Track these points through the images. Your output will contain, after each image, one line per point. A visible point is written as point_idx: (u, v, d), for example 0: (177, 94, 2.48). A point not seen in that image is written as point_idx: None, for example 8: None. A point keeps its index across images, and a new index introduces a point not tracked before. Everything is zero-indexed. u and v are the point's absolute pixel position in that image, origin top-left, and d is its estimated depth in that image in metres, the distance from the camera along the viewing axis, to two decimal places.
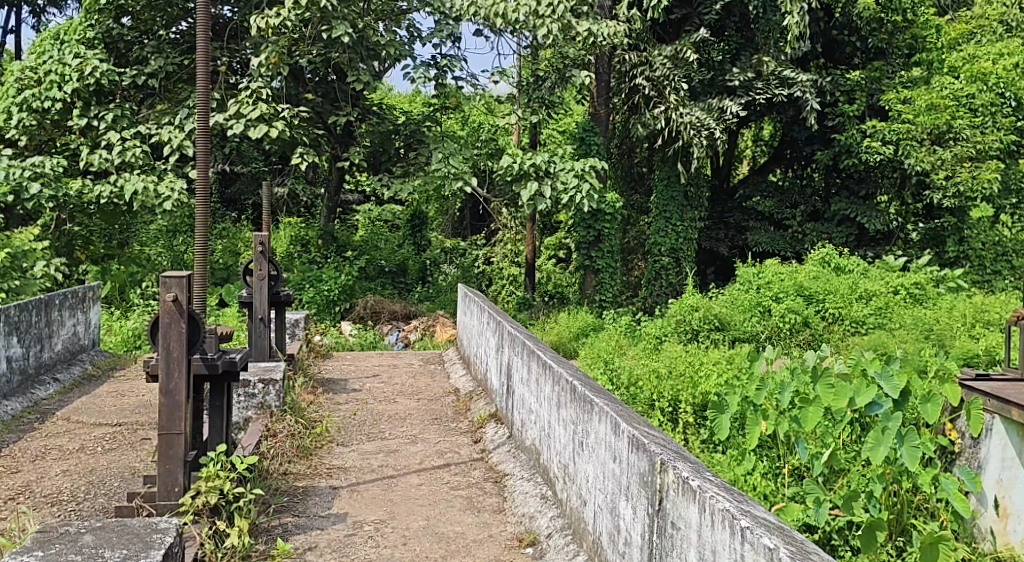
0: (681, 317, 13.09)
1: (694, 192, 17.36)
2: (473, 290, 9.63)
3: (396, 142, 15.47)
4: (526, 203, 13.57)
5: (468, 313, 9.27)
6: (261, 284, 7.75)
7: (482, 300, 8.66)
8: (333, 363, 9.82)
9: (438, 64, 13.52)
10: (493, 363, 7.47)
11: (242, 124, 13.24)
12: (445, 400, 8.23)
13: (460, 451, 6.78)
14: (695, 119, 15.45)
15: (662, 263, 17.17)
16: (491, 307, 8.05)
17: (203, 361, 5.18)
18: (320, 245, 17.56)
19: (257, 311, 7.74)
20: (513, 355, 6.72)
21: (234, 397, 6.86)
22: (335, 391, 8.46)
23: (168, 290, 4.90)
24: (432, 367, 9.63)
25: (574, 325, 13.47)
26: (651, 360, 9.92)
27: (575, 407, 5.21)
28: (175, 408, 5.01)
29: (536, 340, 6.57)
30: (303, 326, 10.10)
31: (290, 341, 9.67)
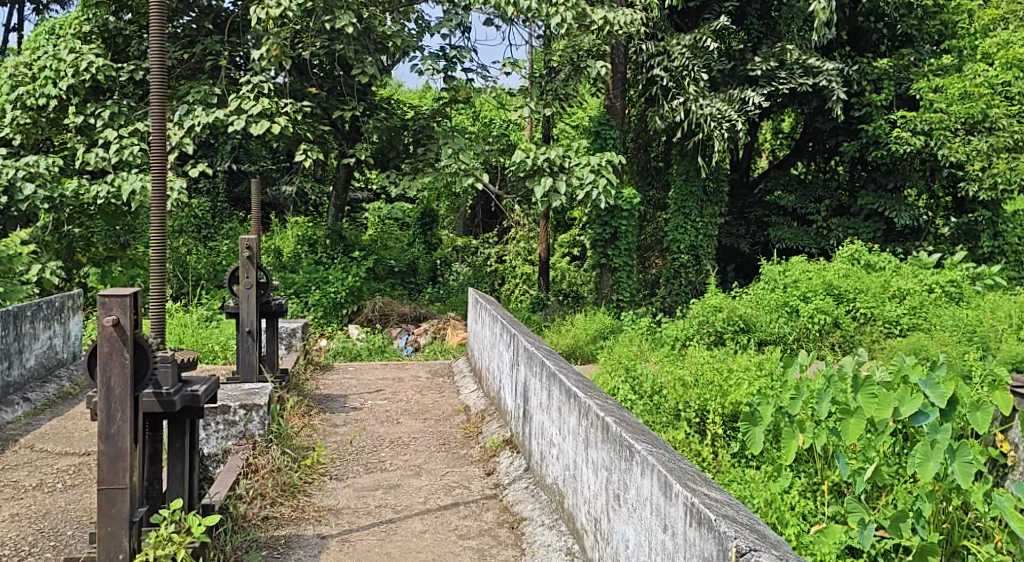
0: (704, 319, 12.54)
1: (714, 187, 16.72)
2: (484, 296, 9.02)
3: (405, 139, 14.96)
4: (540, 199, 12.97)
5: (479, 321, 8.67)
6: (248, 294, 7.28)
7: (495, 309, 8.08)
8: (332, 376, 9.22)
9: (447, 56, 12.91)
10: (507, 381, 6.90)
11: (243, 120, 12.64)
12: (453, 420, 7.65)
13: (470, 487, 6.19)
14: (715, 110, 14.80)
15: (681, 261, 16.52)
16: (504, 317, 7.48)
17: (157, 399, 4.73)
18: (327, 244, 17.02)
19: (245, 324, 7.27)
20: (529, 375, 6.15)
21: (211, 427, 6.25)
22: (333, 411, 7.90)
23: (108, 312, 4.50)
24: (440, 380, 9.05)
25: (592, 326, 12.87)
26: (674, 368, 9.28)
27: (609, 451, 4.65)
28: (117, 458, 4.58)
29: (556, 358, 6.01)
30: (301, 335, 9.56)
31: (286, 353, 9.15)
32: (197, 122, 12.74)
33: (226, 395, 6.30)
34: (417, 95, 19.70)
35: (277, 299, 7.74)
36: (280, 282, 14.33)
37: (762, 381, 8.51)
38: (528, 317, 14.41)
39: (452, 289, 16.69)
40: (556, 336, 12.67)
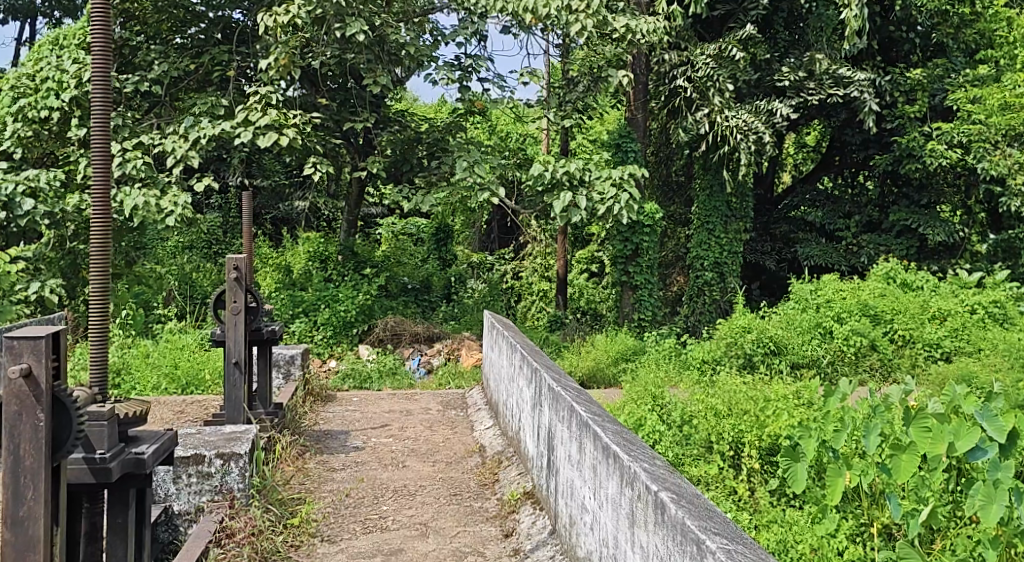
0: (733, 339, 11.90)
1: (740, 202, 16.00)
2: (501, 322, 8.40)
3: (419, 152, 14.42)
4: (559, 214, 12.32)
5: (495, 349, 8.06)
6: (236, 322, 6.74)
7: (514, 336, 7.48)
8: (334, 410, 8.63)
9: (462, 65, 12.33)
10: (528, 424, 6.28)
11: (250, 132, 12.06)
12: (467, 463, 7.05)
13: (488, 552, 5.59)
14: (742, 122, 14.17)
15: (706, 278, 15.83)
16: (524, 347, 6.88)
17: (87, 466, 4.26)
18: (339, 261, 16.45)
19: (230, 355, 6.76)
20: (554, 419, 5.55)
21: (184, 479, 5.66)
22: (333, 452, 7.31)
23: (20, 362, 3.86)
24: (452, 414, 8.45)
25: (613, 348, 12.23)
26: (703, 395, 8.62)
27: (660, 534, 4.03)
28: (30, 545, 3.91)
29: (586, 403, 5.38)
30: (302, 363, 8.92)
31: (284, 384, 8.57)
32: (202, 134, 12.21)
33: (202, 443, 5.71)
34: (432, 108, 19.15)
35: (270, 326, 7.24)
36: (288, 300, 13.72)
37: (798, 411, 7.85)
38: (547, 336, 13.78)
39: (467, 307, 16.09)
40: (577, 358, 12.03)
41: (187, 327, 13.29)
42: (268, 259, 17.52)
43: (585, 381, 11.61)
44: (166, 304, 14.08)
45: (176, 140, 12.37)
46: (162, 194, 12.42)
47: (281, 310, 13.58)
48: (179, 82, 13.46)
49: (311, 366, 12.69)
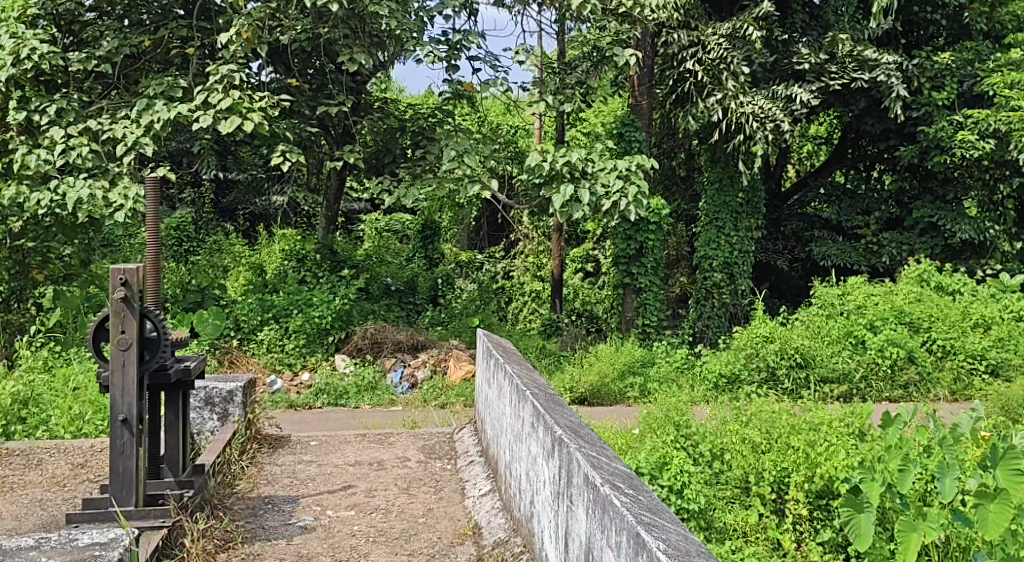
0: (755, 349, 10.64)
1: (751, 197, 14.72)
2: (500, 350, 7.05)
3: (403, 141, 13.11)
4: (559, 211, 10.80)
5: (495, 386, 6.71)
6: (124, 368, 5.59)
7: (521, 376, 6.11)
8: (284, 462, 7.30)
9: (450, 41, 10.97)
10: (549, 519, 4.95)
11: (210, 115, 10.71)
12: (459, 555, 5.72)
13: None
14: (758, 108, 12.91)
15: (715, 280, 14.49)
16: (539, 399, 5.52)
17: None
18: (316, 260, 15.13)
19: (117, 411, 5.60)
20: (600, 538, 4.24)
21: None
22: (279, 539, 5.95)
23: None
24: (435, 468, 7.13)
25: (620, 359, 10.94)
26: (730, 421, 7.26)
27: None
28: None
29: (649, 523, 4.07)
30: (248, 396, 7.56)
31: (222, 431, 7.23)
32: (154, 118, 10.88)
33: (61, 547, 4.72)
34: (419, 96, 17.88)
35: (179, 366, 6.05)
36: (256, 305, 12.31)
37: (849, 448, 6.54)
38: (546, 345, 12.43)
39: (455, 311, 14.75)
40: (579, 371, 10.70)
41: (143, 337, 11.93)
42: (240, 260, 16.16)
43: (589, 398, 10.29)
44: None
45: (127, 126, 11.08)
46: (112, 186, 11.08)
47: (248, 317, 12.18)
48: (135, 64, 12.14)
49: (280, 380, 11.39)
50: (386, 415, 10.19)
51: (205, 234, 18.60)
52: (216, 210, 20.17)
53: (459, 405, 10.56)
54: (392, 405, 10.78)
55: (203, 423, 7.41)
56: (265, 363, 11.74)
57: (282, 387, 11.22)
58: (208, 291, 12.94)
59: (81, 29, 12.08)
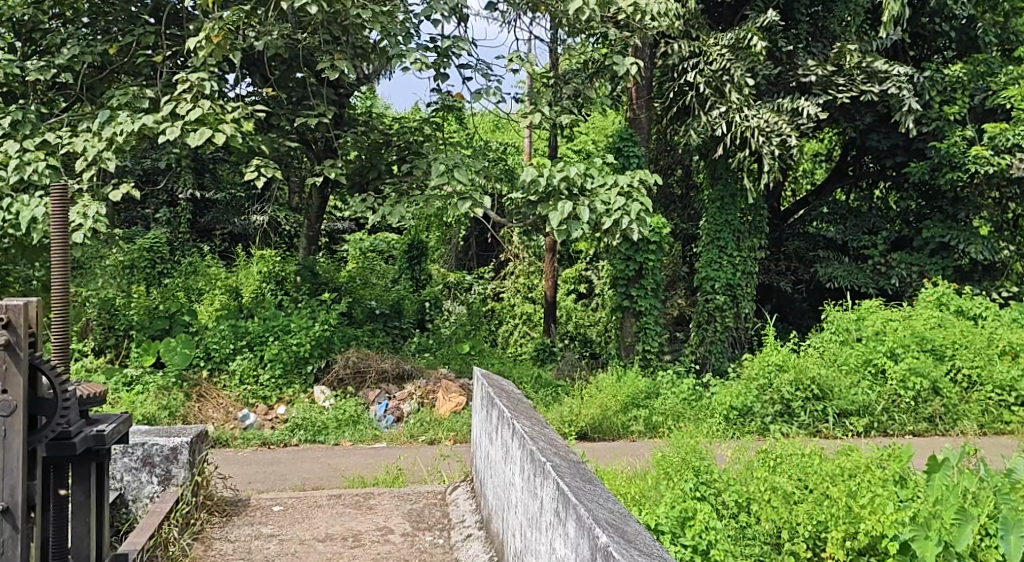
0: (767, 379, 9.87)
1: (752, 216, 13.98)
2: (505, 399, 6.22)
3: (389, 156, 12.37)
4: (557, 229, 10.05)
5: (499, 443, 5.88)
6: (6, 440, 5.11)
7: (536, 440, 5.31)
8: (238, 537, 6.48)
9: (440, 48, 10.23)
10: None
11: (179, 127, 9.93)
12: None
13: None
14: (764, 121, 12.09)
15: (717, 303, 13.70)
16: (567, 480, 4.74)
17: None
18: (297, 282, 14.33)
19: None
20: None
21: None
22: None
23: None
24: (419, 543, 6.30)
25: (623, 389, 10.14)
26: (749, 464, 6.52)
27: None
28: None
29: None
30: (195, 454, 6.68)
31: (163, 502, 6.35)
32: (118, 131, 10.09)
33: None
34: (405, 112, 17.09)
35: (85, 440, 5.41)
36: (229, 331, 11.47)
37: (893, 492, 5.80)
38: (541, 373, 11.61)
39: (443, 335, 13.93)
40: (578, 403, 9.91)
41: (106, 367, 11.10)
42: (216, 283, 15.32)
43: (590, 433, 9.61)
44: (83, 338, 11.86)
45: (88, 140, 10.29)
46: (71, 206, 10.33)
47: (221, 344, 11.35)
48: (99, 74, 11.37)
49: (254, 413, 10.71)
50: (369, 455, 9.43)
51: (181, 255, 17.78)
52: (194, 230, 19.37)
53: (449, 441, 10.00)
54: (375, 441, 10.10)
55: (142, 487, 6.51)
56: (238, 395, 10.92)
57: (256, 422, 10.53)
58: (179, 317, 12.11)
59: (42, 37, 11.30)
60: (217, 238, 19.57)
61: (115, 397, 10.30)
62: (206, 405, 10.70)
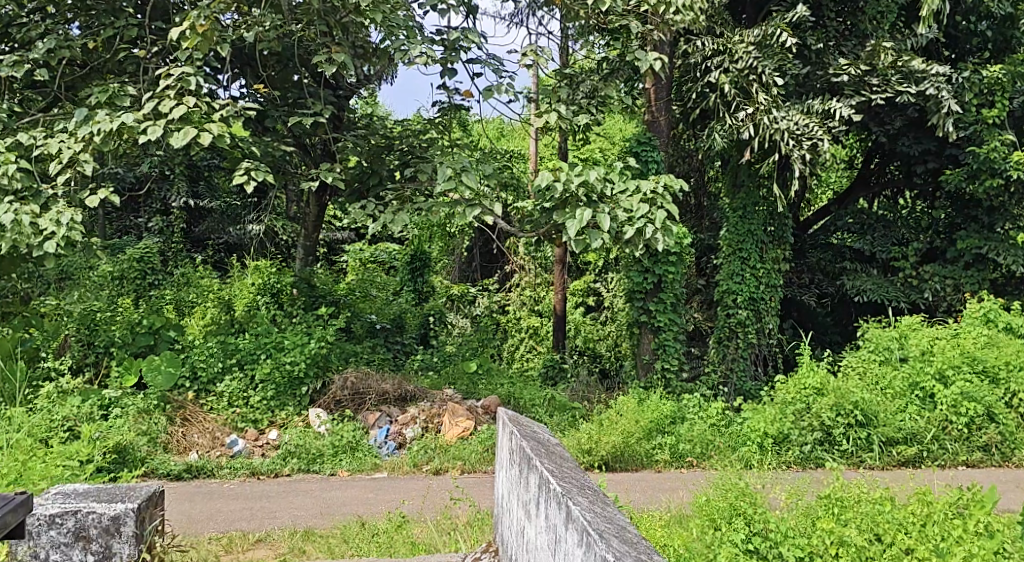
0: (805, 403, 9.01)
1: (776, 226, 13.10)
2: (545, 459, 5.57)
3: (390, 161, 11.51)
4: (574, 239, 9.17)
5: (543, 520, 5.25)
6: None
7: (604, 538, 4.72)
8: None
9: (447, 41, 9.38)
10: None
11: (161, 126, 9.09)
12: None
13: None
14: (795, 124, 11.14)
15: (740, 318, 12.81)
16: None
17: None
18: (293, 295, 13.50)
19: None
20: None
21: None
22: None
23: None
24: None
25: (646, 414, 9.24)
26: (797, 503, 6.48)
27: None
28: None
29: None
30: (143, 521, 6.35)
31: None
32: (94, 132, 9.26)
33: None
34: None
35: None
36: (217, 349, 10.61)
37: (974, 536, 5.87)
38: (554, 395, 10.71)
39: (448, 352, 13.08)
40: (597, 429, 9.05)
41: (83, 387, 10.25)
42: (208, 295, 14.47)
43: (611, 462, 8.75)
44: (60, 357, 11.00)
45: (64, 141, 9.47)
46: (44, 212, 9.51)
47: (209, 363, 10.49)
48: (78, 72, 10.54)
49: (243, 439, 9.90)
50: (369, 487, 8.64)
51: (173, 266, 16.94)
52: (187, 240, 18.54)
53: (455, 471, 9.15)
54: (375, 471, 9.22)
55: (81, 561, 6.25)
56: (226, 418, 10.06)
57: (244, 448, 9.75)
58: (164, 334, 11.26)
59: (18, 31, 10.47)
60: (212, 248, 18.74)
61: (91, 421, 9.45)
62: (190, 429, 9.87)
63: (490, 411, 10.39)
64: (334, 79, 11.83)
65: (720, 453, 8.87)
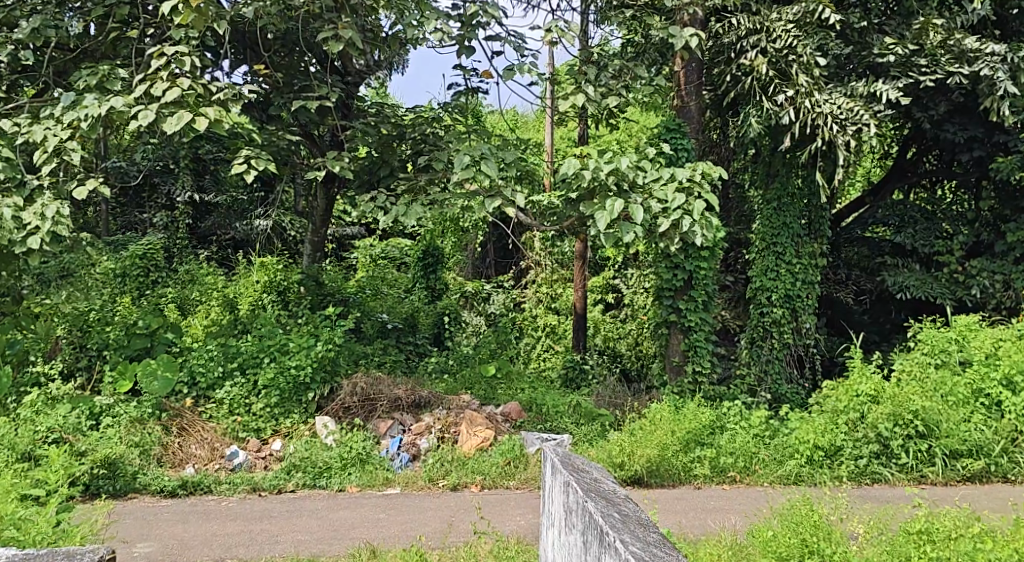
0: (859, 412, 8.25)
1: (813, 218, 12.26)
2: (621, 533, 5.01)
3: (401, 150, 10.73)
4: (604, 232, 8.37)
5: None
6: None
7: None
8: None
9: (465, 15, 8.60)
10: None
11: (153, 111, 8.35)
12: None
13: None
14: (838, 107, 10.34)
15: (775, 317, 11.97)
16: None
17: None
18: (300, 293, 12.76)
19: None
20: None
21: None
22: None
23: None
24: None
25: (683, 424, 8.43)
26: (880, 539, 6.04)
27: None
28: None
29: None
30: None
31: None
32: (82, 118, 8.52)
33: None
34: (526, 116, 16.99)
35: None
36: (217, 352, 9.82)
37: None
38: (579, 402, 9.91)
39: (463, 354, 12.30)
40: (630, 439, 8.26)
41: (73, 394, 9.52)
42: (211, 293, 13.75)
43: (645, 478, 8.01)
44: (50, 361, 10.28)
45: (49, 128, 8.72)
46: (28, 206, 8.77)
47: (208, 367, 9.72)
48: (67, 55, 9.81)
49: (244, 450, 9.13)
50: (383, 505, 7.89)
51: (178, 262, 16.21)
52: (193, 236, 17.80)
53: (475, 487, 8.37)
54: (387, 487, 8.44)
55: None
56: (226, 427, 9.31)
57: (246, 460, 8.98)
58: (162, 338, 10.49)
59: None
60: (218, 245, 18.00)
61: (80, 433, 8.73)
62: (188, 440, 9.11)
63: (511, 419, 9.62)
64: (341, 63, 11.04)
65: (765, 468, 8.16)
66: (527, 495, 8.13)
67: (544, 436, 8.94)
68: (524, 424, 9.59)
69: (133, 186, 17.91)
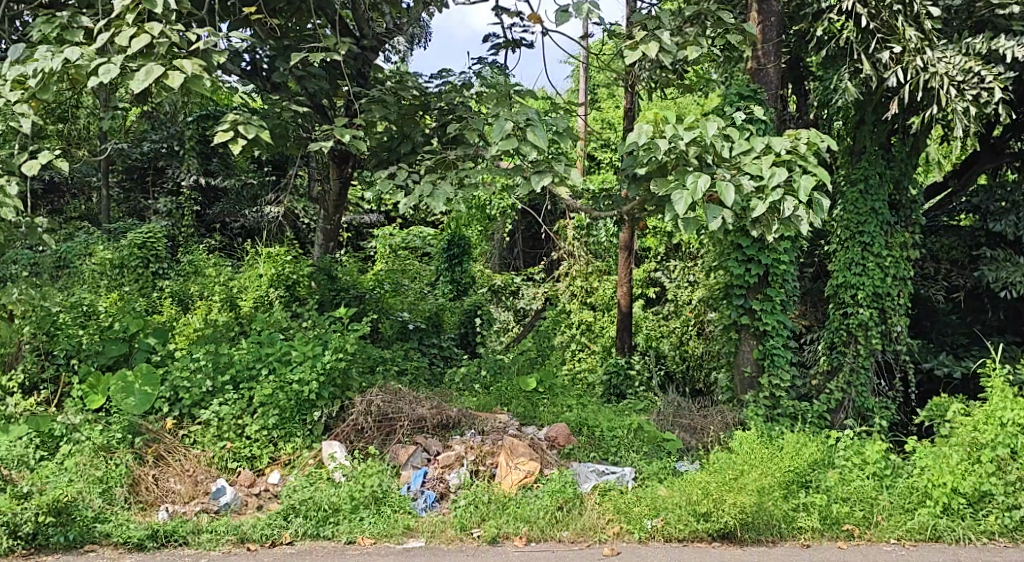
0: (1010, 448, 6.81)
1: (907, 202, 10.43)
2: None
3: (425, 121, 8.99)
4: (685, 215, 6.59)
5: None
6: None
7: None
8: None
9: None
10: None
11: (118, 63, 6.68)
12: None
13: None
14: (955, 67, 8.72)
15: (861, 319, 10.11)
16: None
17: None
18: (310, 289, 11.14)
19: None
20: None
21: None
22: None
23: None
24: None
25: (783, 464, 6.81)
26: None
27: None
28: None
29: None
30: None
31: None
32: (31, 73, 6.86)
33: None
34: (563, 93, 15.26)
35: None
36: (204, 361, 8.10)
37: None
38: (640, 424, 8.21)
39: (495, 360, 10.59)
40: (717, 476, 6.69)
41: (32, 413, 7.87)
42: (212, 287, 12.07)
43: (737, 532, 6.50)
44: (12, 371, 8.60)
45: None
46: None
47: (194, 380, 8.01)
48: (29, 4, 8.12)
49: (233, 486, 7.41)
50: None
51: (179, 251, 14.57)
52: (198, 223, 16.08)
53: (519, 541, 6.61)
54: (408, 538, 6.73)
55: None
56: (213, 455, 7.61)
57: (236, 499, 7.26)
58: (142, 343, 8.75)
59: None
60: (226, 233, 16.28)
61: (27, 468, 7.09)
62: (166, 473, 7.42)
63: (558, 446, 7.89)
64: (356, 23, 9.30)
65: (888, 519, 6.73)
66: (588, 557, 6.36)
67: (601, 470, 7.39)
68: (575, 452, 7.85)
69: (134, 169, 16.21)
